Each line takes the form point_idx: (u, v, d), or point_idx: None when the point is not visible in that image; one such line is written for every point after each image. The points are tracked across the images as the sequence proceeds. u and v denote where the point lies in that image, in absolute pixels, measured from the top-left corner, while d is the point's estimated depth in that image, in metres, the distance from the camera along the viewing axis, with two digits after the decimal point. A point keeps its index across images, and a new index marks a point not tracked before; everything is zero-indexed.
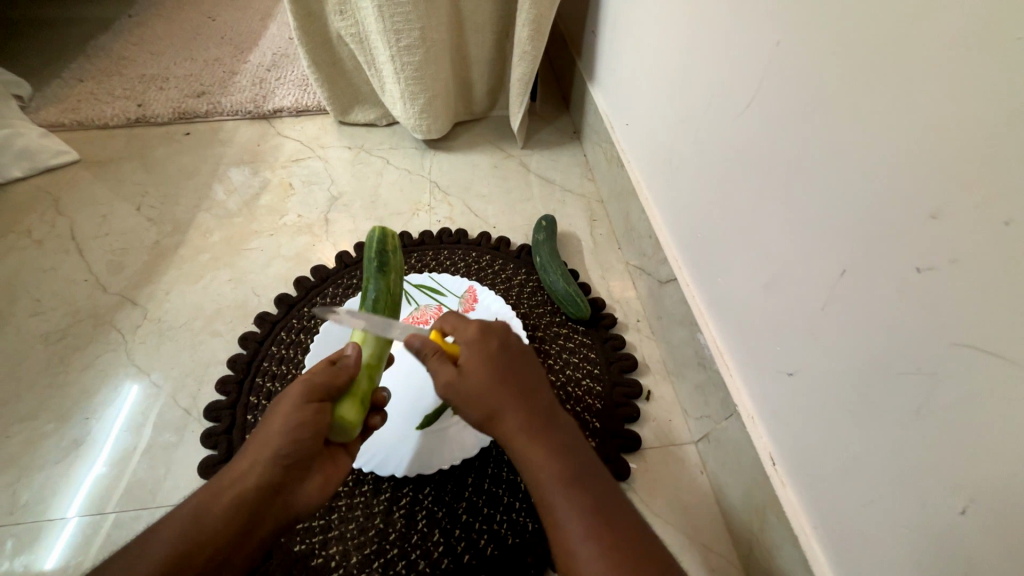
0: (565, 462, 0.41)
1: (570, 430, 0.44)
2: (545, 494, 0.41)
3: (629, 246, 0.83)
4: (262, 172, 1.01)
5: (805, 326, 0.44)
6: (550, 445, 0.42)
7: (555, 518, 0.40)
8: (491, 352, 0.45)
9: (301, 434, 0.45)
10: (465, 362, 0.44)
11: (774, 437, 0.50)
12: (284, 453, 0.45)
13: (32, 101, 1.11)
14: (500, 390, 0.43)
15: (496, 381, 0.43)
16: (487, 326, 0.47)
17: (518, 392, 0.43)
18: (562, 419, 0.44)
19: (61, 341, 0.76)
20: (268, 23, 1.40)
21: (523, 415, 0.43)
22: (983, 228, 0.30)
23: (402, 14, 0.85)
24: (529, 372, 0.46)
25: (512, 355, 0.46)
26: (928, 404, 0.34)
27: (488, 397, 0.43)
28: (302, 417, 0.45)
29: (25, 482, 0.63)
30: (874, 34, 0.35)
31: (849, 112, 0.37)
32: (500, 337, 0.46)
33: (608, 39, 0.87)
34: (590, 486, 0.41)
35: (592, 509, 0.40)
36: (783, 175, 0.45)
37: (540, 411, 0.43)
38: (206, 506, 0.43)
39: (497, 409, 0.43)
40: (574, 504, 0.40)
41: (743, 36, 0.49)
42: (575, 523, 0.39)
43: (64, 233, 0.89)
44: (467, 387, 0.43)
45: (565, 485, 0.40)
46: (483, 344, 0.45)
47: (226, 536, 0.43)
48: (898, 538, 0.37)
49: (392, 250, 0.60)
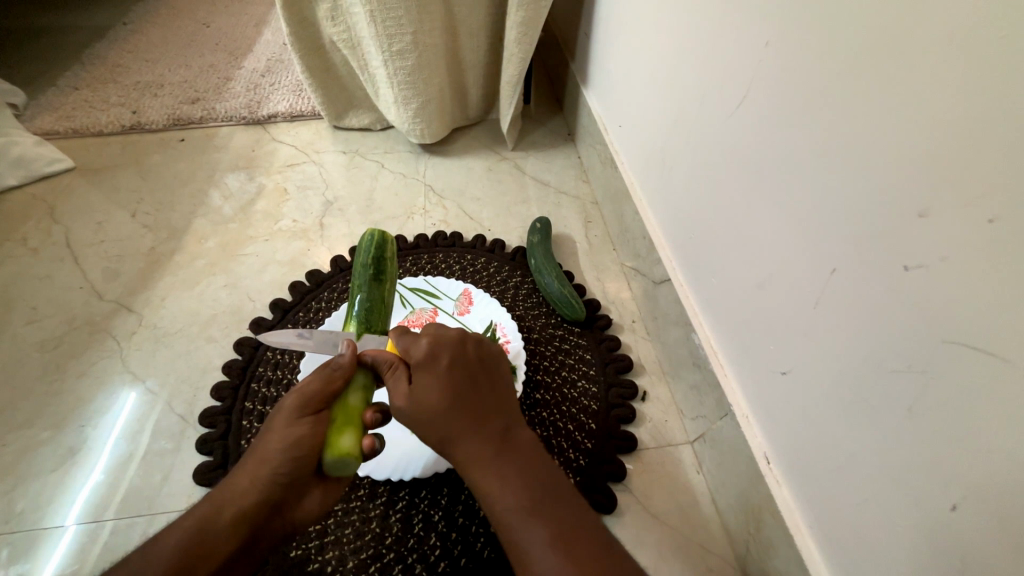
0: (519, 488, 0.41)
1: (527, 452, 0.44)
2: (505, 521, 0.41)
3: (624, 247, 0.83)
4: (257, 177, 1.01)
5: (797, 325, 0.44)
6: (504, 471, 0.42)
7: (518, 548, 0.40)
8: (440, 375, 0.46)
9: (300, 450, 0.45)
10: (413, 386, 0.46)
11: (768, 436, 0.49)
12: (282, 469, 0.44)
13: (26, 110, 1.11)
14: (450, 417, 0.44)
15: (447, 406, 0.44)
16: (435, 346, 0.47)
17: (469, 415, 0.44)
18: (515, 443, 0.44)
19: (56, 349, 0.75)
20: (263, 29, 1.40)
21: (472, 443, 0.43)
22: (970, 225, 0.30)
23: (395, 18, 0.85)
24: (483, 393, 0.46)
25: (462, 377, 0.46)
26: (919, 402, 0.34)
27: (438, 424, 0.44)
28: (296, 432, 0.45)
29: (21, 491, 0.63)
30: (859, 31, 0.35)
31: (837, 110, 0.37)
32: (448, 357, 0.47)
33: (600, 41, 0.87)
34: (553, 510, 0.41)
35: (556, 535, 0.39)
36: (774, 173, 0.45)
37: (490, 438, 0.44)
38: (208, 518, 0.43)
39: (448, 435, 0.44)
40: (535, 533, 0.39)
41: (733, 36, 0.49)
42: (538, 554, 0.39)
43: (60, 241, 0.89)
44: (418, 415, 0.44)
45: (519, 514, 0.40)
46: (431, 367, 0.46)
47: (226, 550, 0.43)
48: (893, 537, 0.36)
49: (389, 258, 0.61)
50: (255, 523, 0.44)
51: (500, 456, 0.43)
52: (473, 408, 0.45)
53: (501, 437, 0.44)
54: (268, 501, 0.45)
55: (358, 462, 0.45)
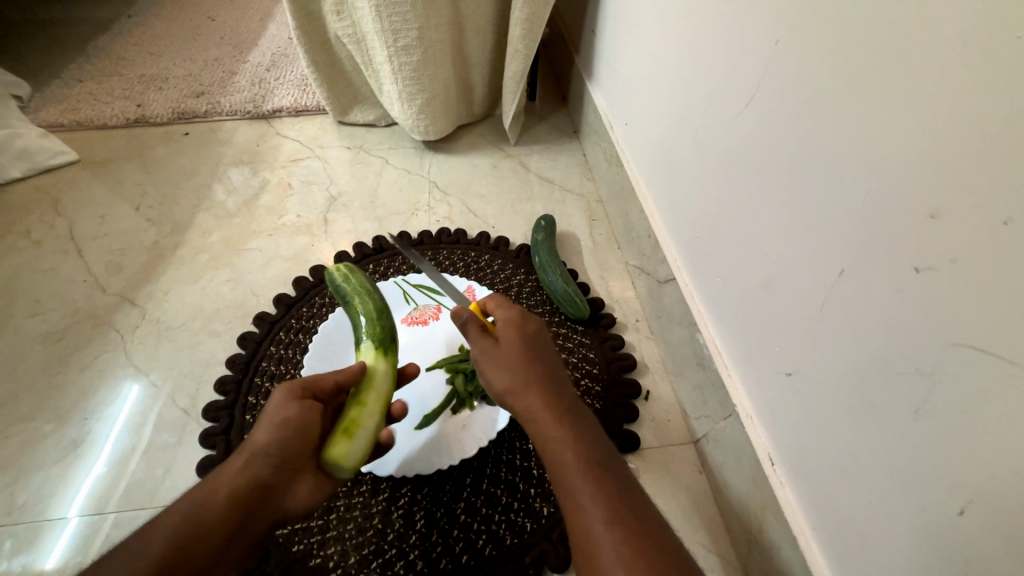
0: (581, 445, 0.42)
1: (587, 420, 0.45)
2: (564, 475, 0.41)
3: (629, 247, 0.83)
4: (261, 172, 1.01)
5: (804, 326, 0.43)
6: (572, 428, 0.44)
7: (576, 501, 0.40)
8: (528, 337, 0.49)
9: (289, 432, 0.45)
10: (501, 339, 0.49)
11: (772, 437, 0.49)
12: (275, 450, 0.44)
13: (31, 102, 1.11)
14: (534, 371, 0.47)
15: (533, 362, 0.47)
16: (526, 315, 0.51)
17: (541, 373, 0.47)
18: (577, 407, 0.46)
19: (59, 341, 0.75)
20: (268, 23, 1.40)
21: (539, 395, 0.45)
22: (981, 229, 0.30)
23: (400, 13, 0.85)
24: (551, 360, 0.49)
25: (544, 346, 0.50)
26: (927, 404, 0.33)
27: (517, 375, 0.46)
28: (286, 414, 0.46)
29: (24, 482, 0.63)
30: (872, 29, 0.35)
31: (848, 111, 0.37)
32: (536, 326, 0.51)
33: (607, 38, 0.87)
34: (608, 473, 0.41)
35: (611, 496, 0.40)
36: (782, 173, 0.44)
37: (559, 395, 0.46)
38: (202, 504, 0.42)
39: (527, 387, 0.46)
40: (594, 489, 0.40)
41: (742, 35, 0.49)
42: (596, 509, 0.39)
43: (64, 233, 0.89)
44: (505, 366, 0.47)
45: (584, 467, 0.41)
46: (518, 326, 0.50)
47: (218, 538, 0.42)
48: (898, 539, 0.36)
49: (344, 280, 0.61)
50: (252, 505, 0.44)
51: (570, 415, 0.45)
52: (552, 370, 0.48)
53: (566, 399, 0.46)
54: (264, 482, 0.44)
55: (353, 459, 0.47)
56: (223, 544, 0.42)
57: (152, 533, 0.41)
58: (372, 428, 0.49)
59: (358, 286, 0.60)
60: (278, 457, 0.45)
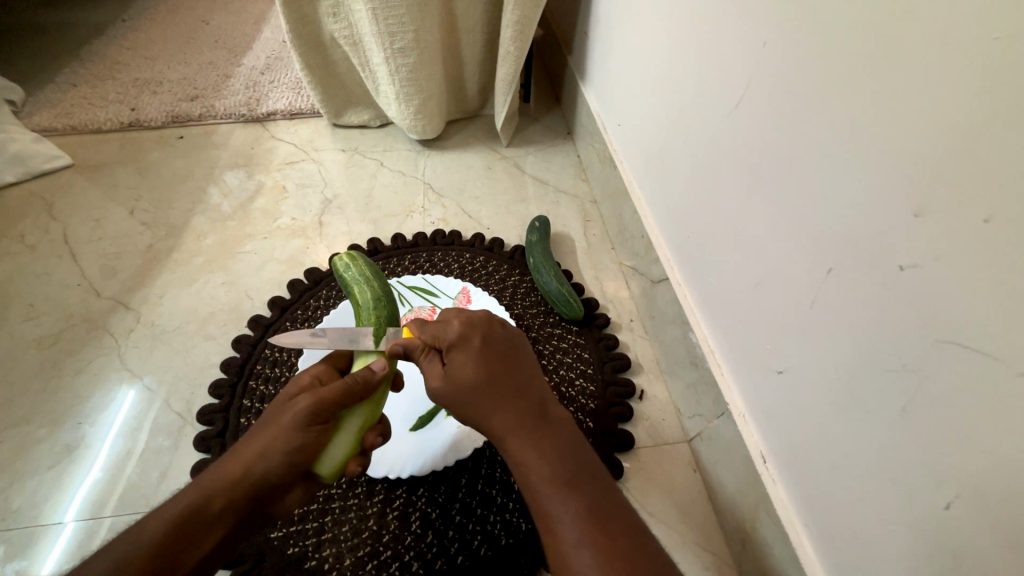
0: (554, 464, 0.42)
1: (566, 431, 0.45)
2: (537, 497, 0.41)
3: (622, 247, 0.83)
4: (256, 175, 1.01)
5: (795, 324, 0.43)
6: (541, 447, 0.42)
7: (550, 524, 0.40)
8: (474, 354, 0.46)
9: (299, 456, 0.45)
10: (454, 362, 0.46)
11: (764, 434, 0.50)
12: (276, 467, 0.44)
13: (25, 107, 1.11)
14: (487, 391, 0.44)
15: (482, 382, 0.44)
16: (466, 327, 0.47)
17: (507, 392, 0.45)
18: (551, 419, 0.45)
19: (53, 346, 0.75)
20: (262, 26, 1.40)
21: (506, 416, 0.44)
22: (964, 226, 0.30)
23: (396, 16, 0.85)
24: (517, 372, 0.47)
25: (496, 357, 0.46)
26: (915, 400, 0.34)
27: (474, 400, 0.44)
28: (303, 439, 0.44)
29: (18, 487, 0.63)
30: (856, 28, 0.35)
31: (835, 111, 0.37)
32: (481, 337, 0.47)
33: (599, 38, 0.87)
34: (586, 491, 0.41)
35: (588, 513, 0.40)
36: (772, 171, 0.44)
37: (528, 412, 0.44)
38: (196, 509, 0.43)
39: (486, 410, 0.44)
40: (569, 511, 0.40)
41: (731, 35, 0.49)
42: (571, 531, 0.39)
43: (58, 238, 0.89)
44: (455, 393, 0.45)
45: (558, 487, 0.41)
46: (467, 345, 0.46)
47: (211, 542, 0.43)
48: (888, 534, 0.36)
49: (347, 263, 0.60)
50: (240, 513, 0.45)
51: (542, 433, 0.43)
52: (507, 384, 0.45)
53: (536, 413, 0.45)
54: (256, 488, 0.45)
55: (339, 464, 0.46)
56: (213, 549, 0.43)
57: (140, 533, 0.41)
58: (353, 429, 0.47)
59: (359, 273, 0.58)
60: (277, 474, 0.45)
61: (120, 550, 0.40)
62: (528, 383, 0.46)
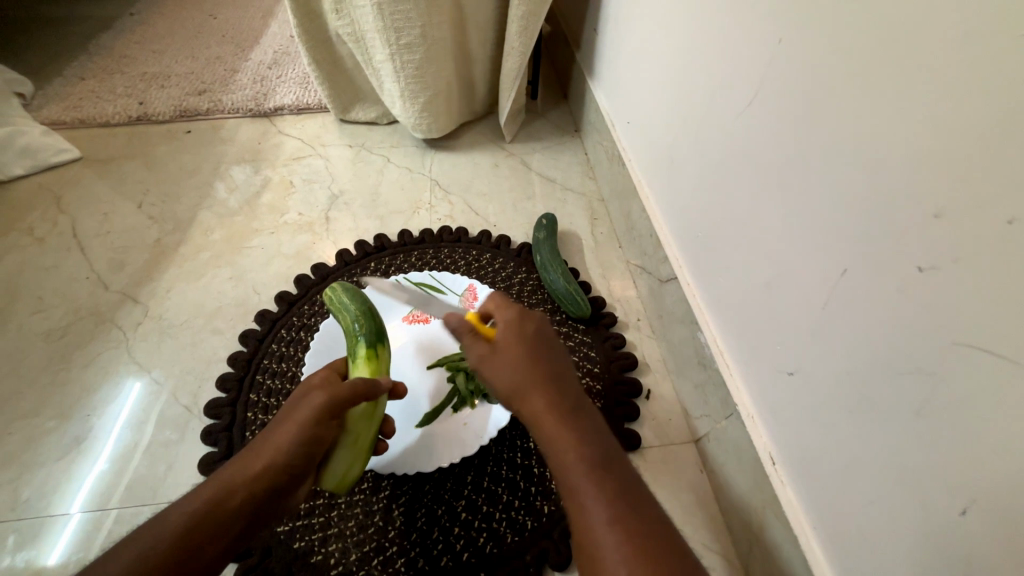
0: (591, 450, 0.41)
1: (601, 421, 0.45)
2: (567, 479, 0.41)
3: (630, 246, 0.82)
4: (263, 170, 1.01)
5: (807, 324, 0.43)
6: (579, 432, 0.42)
7: (579, 502, 0.40)
8: (525, 336, 0.47)
9: (314, 447, 0.46)
10: (501, 341, 0.47)
11: (773, 436, 0.49)
12: (294, 460, 0.45)
13: (34, 100, 1.11)
14: (532, 374, 0.45)
15: (530, 365, 0.45)
16: (520, 315, 0.49)
17: (550, 374, 0.45)
18: (589, 409, 0.45)
19: (61, 339, 0.76)
20: (269, 21, 1.40)
21: (547, 396, 0.44)
22: (985, 228, 0.30)
23: (402, 12, 0.85)
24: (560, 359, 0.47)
25: (541, 343, 0.48)
26: (928, 403, 0.34)
27: (517, 374, 0.45)
28: (319, 431, 0.46)
29: (27, 478, 0.63)
30: (873, 29, 0.35)
31: (852, 113, 0.37)
32: (535, 324, 0.49)
33: (608, 35, 0.86)
34: (617, 477, 0.41)
35: (619, 497, 0.39)
36: (787, 173, 0.44)
37: (567, 397, 0.44)
38: (218, 497, 0.42)
39: (527, 388, 0.44)
40: (600, 492, 0.39)
41: (744, 34, 0.48)
42: (600, 510, 0.39)
43: (66, 231, 0.89)
44: (500, 367, 0.45)
45: (594, 473, 0.40)
46: (520, 326, 0.48)
47: (230, 537, 0.42)
48: (900, 537, 0.36)
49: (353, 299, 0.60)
50: (260, 503, 0.44)
51: (581, 418, 0.43)
52: (551, 366, 0.46)
53: (575, 401, 0.45)
54: (274, 478, 0.44)
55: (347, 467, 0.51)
56: (232, 544, 0.42)
57: (163, 521, 0.40)
58: (354, 446, 0.50)
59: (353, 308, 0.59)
60: (293, 461, 0.45)
61: (144, 538, 0.39)
62: (567, 370, 0.47)
